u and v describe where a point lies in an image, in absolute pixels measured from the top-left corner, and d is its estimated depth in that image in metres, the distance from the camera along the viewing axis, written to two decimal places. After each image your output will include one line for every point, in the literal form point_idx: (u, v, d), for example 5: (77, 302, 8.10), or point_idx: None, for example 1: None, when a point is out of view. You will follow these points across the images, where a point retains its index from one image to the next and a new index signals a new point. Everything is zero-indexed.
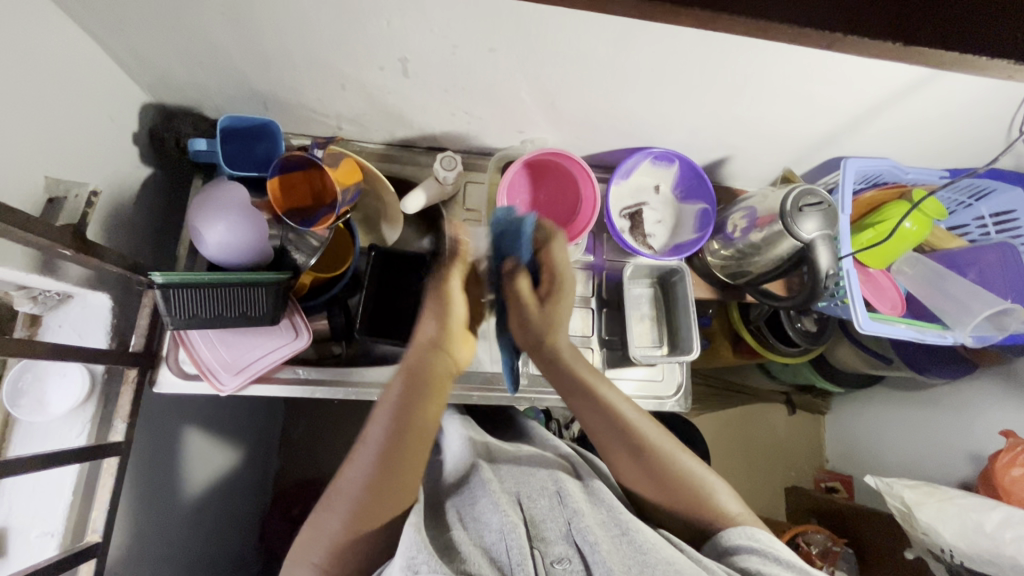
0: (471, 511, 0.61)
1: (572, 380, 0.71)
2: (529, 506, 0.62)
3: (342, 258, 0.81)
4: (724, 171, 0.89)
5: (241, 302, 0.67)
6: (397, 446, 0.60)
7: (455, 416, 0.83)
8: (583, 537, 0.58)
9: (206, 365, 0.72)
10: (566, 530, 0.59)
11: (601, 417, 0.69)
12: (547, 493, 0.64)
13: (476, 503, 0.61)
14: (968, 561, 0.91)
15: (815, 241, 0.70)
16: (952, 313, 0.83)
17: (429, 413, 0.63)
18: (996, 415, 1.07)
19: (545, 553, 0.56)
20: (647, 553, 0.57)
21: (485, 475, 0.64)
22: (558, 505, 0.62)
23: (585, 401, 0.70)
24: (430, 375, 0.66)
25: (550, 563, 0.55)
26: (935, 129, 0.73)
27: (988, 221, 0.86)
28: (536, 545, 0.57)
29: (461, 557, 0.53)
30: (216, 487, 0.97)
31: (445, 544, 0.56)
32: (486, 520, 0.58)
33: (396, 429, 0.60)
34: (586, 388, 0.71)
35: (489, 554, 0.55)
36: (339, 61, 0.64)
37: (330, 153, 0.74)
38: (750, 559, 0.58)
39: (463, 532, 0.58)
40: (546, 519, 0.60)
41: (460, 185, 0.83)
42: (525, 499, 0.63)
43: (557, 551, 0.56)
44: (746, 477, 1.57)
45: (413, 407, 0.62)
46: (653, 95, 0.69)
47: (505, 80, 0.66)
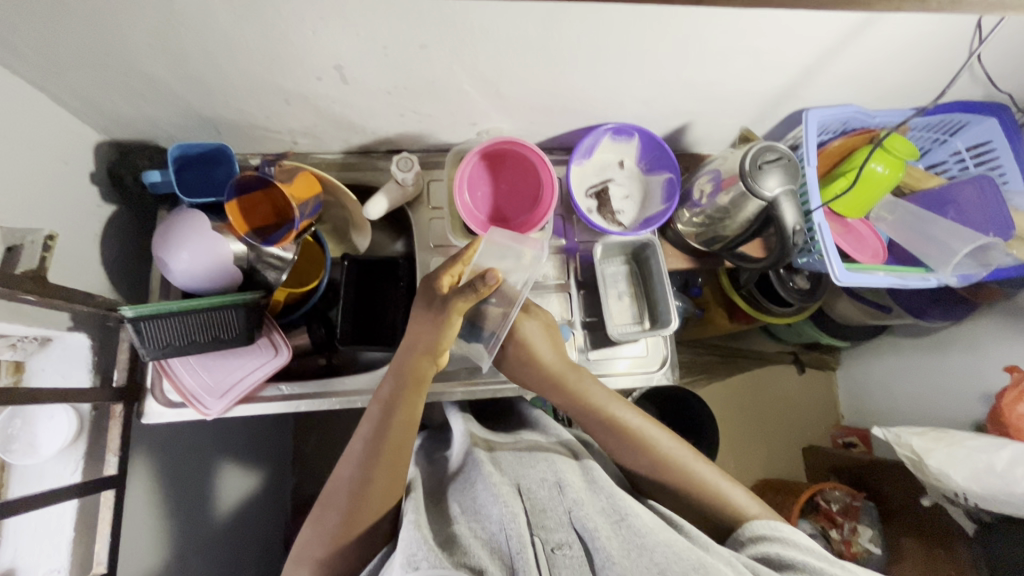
0: (474, 505, 0.61)
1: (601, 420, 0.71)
2: (529, 496, 0.61)
3: (315, 270, 0.82)
4: (689, 138, 0.87)
5: (211, 326, 0.67)
6: (385, 444, 0.64)
7: (453, 412, 0.84)
8: (582, 525, 0.57)
9: (190, 391, 0.71)
10: (566, 518, 0.58)
11: (604, 428, 0.71)
12: (547, 483, 0.63)
13: (478, 498, 0.61)
14: (982, 502, 0.90)
15: (778, 198, 0.69)
16: (936, 256, 0.82)
17: (414, 412, 0.67)
18: (1005, 351, 1.05)
19: (545, 541, 0.56)
20: (646, 536, 0.56)
21: (486, 468, 0.64)
22: (557, 495, 0.61)
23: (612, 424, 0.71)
24: (417, 375, 0.68)
25: (551, 550, 0.55)
26: (894, 66, 0.70)
27: (965, 155, 0.86)
28: (535, 534, 0.56)
29: (461, 551, 0.54)
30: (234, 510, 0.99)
31: (448, 539, 0.56)
32: (487, 512, 0.59)
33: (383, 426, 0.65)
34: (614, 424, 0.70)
35: (492, 544, 0.56)
36: (276, 75, 0.64)
37: (282, 169, 0.72)
38: (772, 545, 0.58)
39: (466, 521, 0.59)
40: (546, 508, 0.59)
41: (421, 185, 0.83)
42: (525, 489, 0.62)
43: (556, 538, 0.56)
44: (762, 441, 1.56)
45: (399, 407, 0.66)
46: (597, 71, 0.67)
47: (444, 75, 0.66)
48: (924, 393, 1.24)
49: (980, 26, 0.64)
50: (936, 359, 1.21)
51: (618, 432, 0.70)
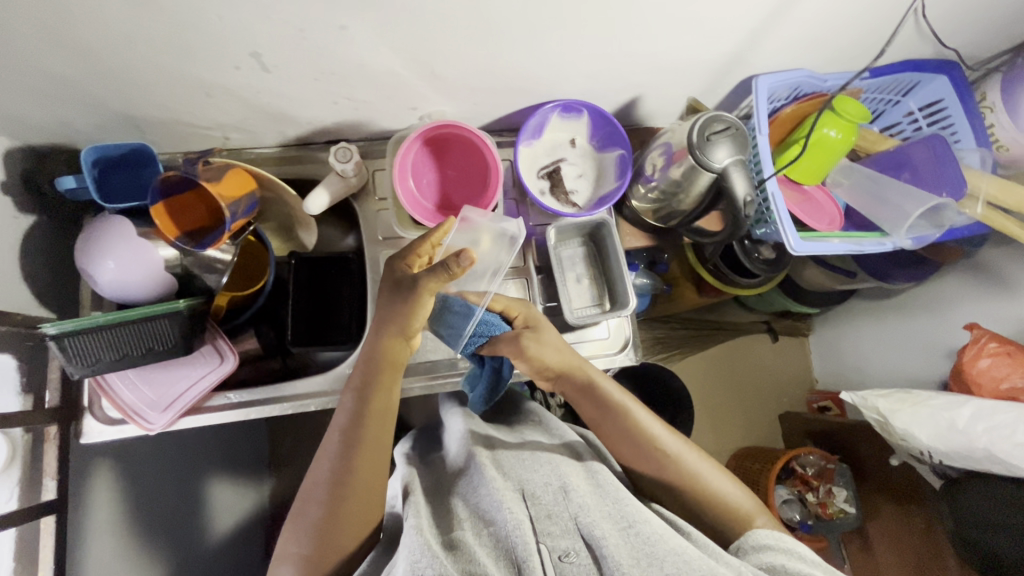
0: (478, 509, 0.60)
1: (609, 408, 0.70)
2: (534, 503, 0.60)
3: (260, 272, 0.78)
4: (641, 112, 0.85)
5: (145, 338, 0.64)
6: (362, 431, 0.63)
7: (453, 411, 0.82)
8: (588, 532, 0.56)
9: (129, 406, 0.68)
10: (573, 525, 0.57)
11: (614, 421, 0.70)
12: (553, 488, 0.61)
13: (482, 503, 0.60)
14: (946, 459, 0.92)
15: (727, 168, 0.67)
16: (889, 219, 0.80)
17: (389, 395, 0.66)
18: (969, 309, 1.06)
19: (551, 549, 0.55)
20: (655, 544, 0.55)
21: (487, 472, 0.63)
22: (562, 500, 0.60)
23: (619, 414, 0.70)
24: (389, 359, 0.65)
25: (559, 559, 0.55)
26: (839, 25, 0.68)
27: (918, 116, 0.84)
28: (540, 542, 0.56)
29: (467, 559, 0.53)
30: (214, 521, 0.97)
31: (450, 543, 0.56)
32: (491, 516, 0.58)
33: (358, 413, 0.64)
34: (620, 413, 0.70)
35: (498, 551, 0.55)
36: (191, 66, 0.59)
37: (214, 167, 0.68)
38: (777, 555, 0.57)
39: (471, 527, 0.58)
40: (552, 513, 0.59)
41: (365, 175, 0.79)
42: (530, 496, 0.61)
43: (562, 546, 0.56)
44: (740, 411, 1.58)
45: (372, 393, 0.65)
46: (535, 45, 0.64)
47: (372, 58, 0.62)
48: (892, 354, 1.25)
49: None
50: (903, 320, 1.23)
51: (624, 423, 0.69)
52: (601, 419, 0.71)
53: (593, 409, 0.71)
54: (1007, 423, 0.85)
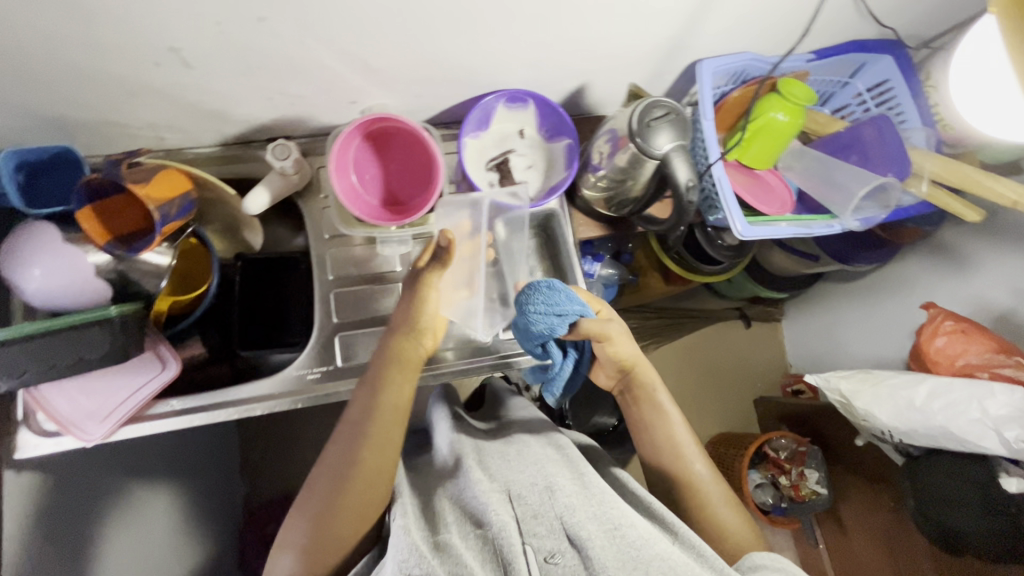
0: (466, 509, 0.59)
1: (653, 413, 0.71)
2: (520, 504, 0.58)
3: (203, 275, 0.77)
4: (589, 100, 0.84)
5: (74, 347, 0.61)
6: (369, 423, 0.61)
7: (441, 410, 0.81)
8: (574, 533, 0.55)
9: (63, 418, 0.65)
10: (559, 525, 0.56)
11: (652, 425, 0.71)
12: (537, 487, 0.60)
13: (470, 503, 0.59)
14: (907, 439, 0.88)
15: (669, 154, 0.66)
16: (836, 201, 0.81)
17: (402, 390, 0.64)
18: (928, 288, 1.07)
19: (538, 550, 0.55)
20: (640, 548, 0.54)
21: (474, 474, 0.62)
22: (548, 499, 0.58)
23: (660, 421, 0.70)
24: (403, 355, 0.67)
25: (544, 559, 0.54)
26: (777, 6, 0.68)
27: (865, 97, 0.85)
28: (526, 543, 0.55)
29: (454, 560, 0.52)
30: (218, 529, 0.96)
31: (439, 545, 0.54)
32: (482, 516, 0.57)
33: (369, 405, 0.62)
34: (663, 421, 0.70)
35: (485, 552, 0.54)
36: (107, 64, 0.57)
37: (147, 167, 0.65)
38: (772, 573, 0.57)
39: (458, 528, 0.57)
40: (537, 514, 0.57)
41: (308, 172, 0.78)
42: (516, 496, 0.59)
43: (548, 547, 0.55)
44: (716, 398, 1.59)
45: (384, 386, 0.63)
46: (468, 34, 0.63)
47: (299, 51, 0.60)
48: (858, 336, 1.26)
49: None
50: (867, 302, 1.24)
51: (660, 428, 0.70)
52: (637, 421, 0.72)
53: (639, 411, 0.72)
54: (962, 399, 0.82)
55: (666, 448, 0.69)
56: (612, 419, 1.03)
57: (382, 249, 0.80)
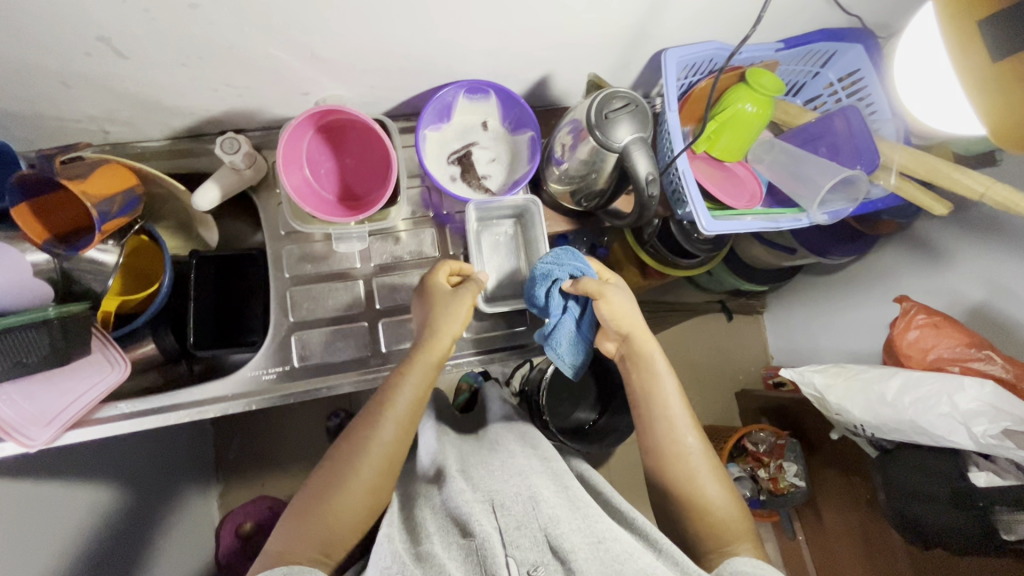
0: (450, 518, 0.58)
1: (649, 389, 0.66)
2: (504, 514, 0.57)
3: (155, 272, 0.74)
4: (553, 91, 0.82)
5: (12, 350, 0.58)
6: (393, 407, 0.61)
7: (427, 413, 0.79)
8: (557, 544, 0.53)
9: (7, 423, 0.61)
10: (542, 536, 0.54)
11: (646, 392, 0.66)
12: (521, 497, 0.58)
13: (454, 509, 0.58)
14: (878, 432, 0.87)
15: (629, 147, 0.64)
16: (805, 195, 0.78)
17: (426, 381, 0.64)
18: (904, 281, 1.06)
19: (518, 562, 0.52)
20: (624, 563, 0.51)
21: (456, 483, 0.60)
22: (532, 510, 0.57)
23: (656, 392, 0.66)
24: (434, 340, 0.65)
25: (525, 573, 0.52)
26: None
27: (837, 88, 0.83)
28: (507, 555, 0.53)
29: (435, 566, 0.51)
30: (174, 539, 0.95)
31: (422, 556, 0.53)
32: (467, 522, 0.55)
33: (391, 390, 0.62)
34: (657, 392, 0.66)
35: (468, 561, 0.53)
36: (33, 54, 0.54)
37: (88, 162, 0.63)
38: None
39: (441, 538, 0.55)
40: (519, 525, 0.55)
41: (263, 167, 0.75)
42: (500, 505, 0.58)
43: (530, 559, 0.53)
44: (698, 391, 1.58)
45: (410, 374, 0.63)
46: (418, 22, 0.60)
47: (240, 40, 0.57)
48: (836, 329, 1.26)
49: None
50: (845, 294, 1.23)
51: (654, 396, 0.66)
52: (637, 390, 0.67)
53: (641, 383, 0.67)
54: (931, 394, 0.81)
55: (664, 426, 0.65)
56: (590, 415, 1.02)
57: (337, 246, 0.76)
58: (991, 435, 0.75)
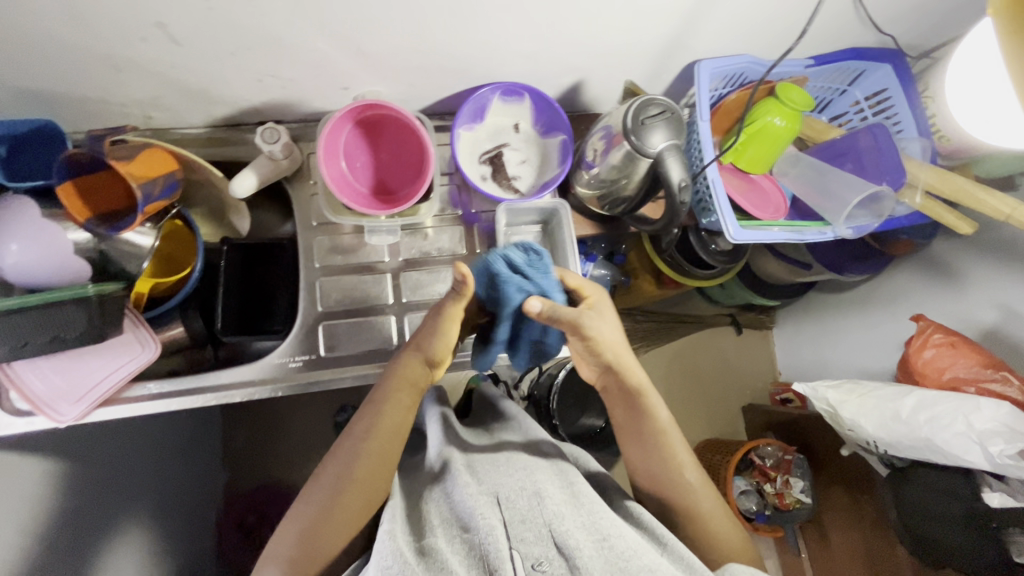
0: (453, 513, 0.57)
1: (638, 413, 0.67)
2: (507, 507, 0.56)
3: (187, 257, 0.75)
4: (585, 97, 0.83)
5: (53, 324, 0.59)
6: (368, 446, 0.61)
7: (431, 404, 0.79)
8: (562, 541, 0.53)
9: (39, 398, 0.63)
10: (546, 532, 0.54)
11: (636, 416, 0.67)
12: (525, 492, 0.58)
13: (456, 507, 0.57)
14: (892, 450, 0.86)
15: (662, 153, 0.66)
16: (831, 209, 0.79)
17: (403, 416, 0.64)
18: (918, 301, 1.07)
19: (524, 556, 0.52)
20: (629, 559, 0.51)
21: (462, 478, 0.60)
22: (536, 505, 0.56)
23: (645, 414, 0.66)
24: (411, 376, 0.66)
25: (531, 567, 0.51)
26: (777, 8, 0.67)
27: (864, 105, 0.85)
28: (513, 547, 0.52)
29: (437, 560, 0.50)
30: (188, 530, 0.97)
31: (422, 550, 0.52)
32: (467, 520, 0.55)
33: (368, 428, 0.62)
34: (648, 417, 0.67)
35: (471, 557, 0.52)
36: (91, 37, 0.56)
37: (132, 145, 0.64)
38: None
39: (443, 533, 0.55)
40: (525, 519, 0.55)
41: (298, 158, 0.77)
42: (504, 500, 0.57)
43: (535, 553, 0.52)
44: (705, 403, 1.58)
45: (382, 412, 0.63)
46: (463, 22, 0.62)
47: (290, 32, 0.59)
48: (847, 346, 1.26)
49: None
50: (857, 312, 1.24)
51: (642, 419, 0.66)
52: (620, 417, 0.68)
53: (626, 413, 0.67)
54: (947, 413, 0.80)
55: (655, 454, 0.65)
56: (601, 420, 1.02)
57: (370, 238, 0.78)
58: (1007, 456, 0.74)
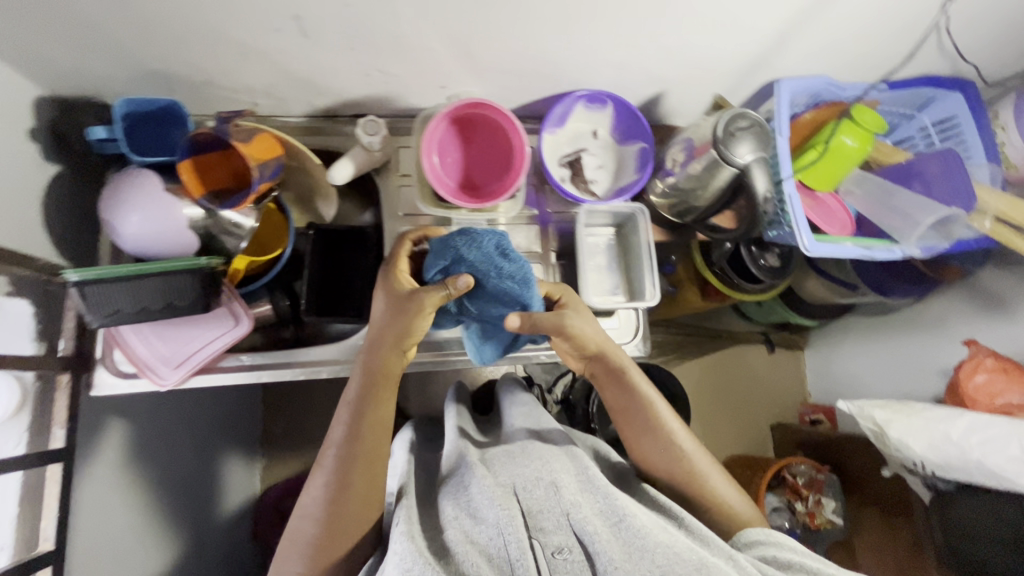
0: (468, 506, 0.57)
1: (632, 397, 0.70)
2: (526, 498, 0.57)
3: (277, 239, 0.79)
4: (662, 108, 0.86)
5: (165, 292, 0.64)
6: (359, 441, 0.63)
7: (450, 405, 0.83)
8: (581, 528, 0.55)
9: (142, 361, 0.68)
10: (565, 521, 0.55)
11: (628, 394, 0.71)
12: (542, 482, 0.58)
13: (472, 500, 0.57)
14: (940, 471, 0.85)
15: (750, 165, 0.69)
16: (899, 228, 0.82)
17: (385, 408, 0.66)
18: (964, 327, 1.08)
19: (544, 545, 0.53)
20: (644, 537, 0.54)
21: (477, 468, 0.60)
22: (553, 495, 0.57)
23: (637, 396, 0.70)
24: (385, 374, 0.66)
25: (552, 555, 0.53)
26: (864, 32, 0.70)
27: (931, 130, 0.86)
28: (534, 537, 0.54)
29: (456, 561, 0.51)
30: (221, 502, 1.00)
31: (440, 548, 0.53)
32: (482, 515, 0.55)
33: (353, 424, 0.64)
34: (642, 401, 0.70)
35: (492, 558, 0.52)
36: (229, 25, 0.60)
37: (240, 129, 0.69)
38: (768, 548, 0.59)
39: (456, 522, 0.55)
40: (542, 509, 0.56)
41: (390, 151, 0.80)
42: (520, 489, 0.58)
43: (556, 541, 0.54)
44: (733, 419, 1.59)
45: (367, 407, 0.65)
46: (567, 31, 0.65)
47: (409, 31, 0.63)
48: (885, 369, 1.27)
49: None
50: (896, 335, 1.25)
51: (636, 400, 0.70)
52: (613, 399, 0.72)
53: (619, 395, 0.72)
54: (1001, 436, 0.79)
55: (649, 433, 0.69)
56: None
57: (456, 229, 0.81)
58: None
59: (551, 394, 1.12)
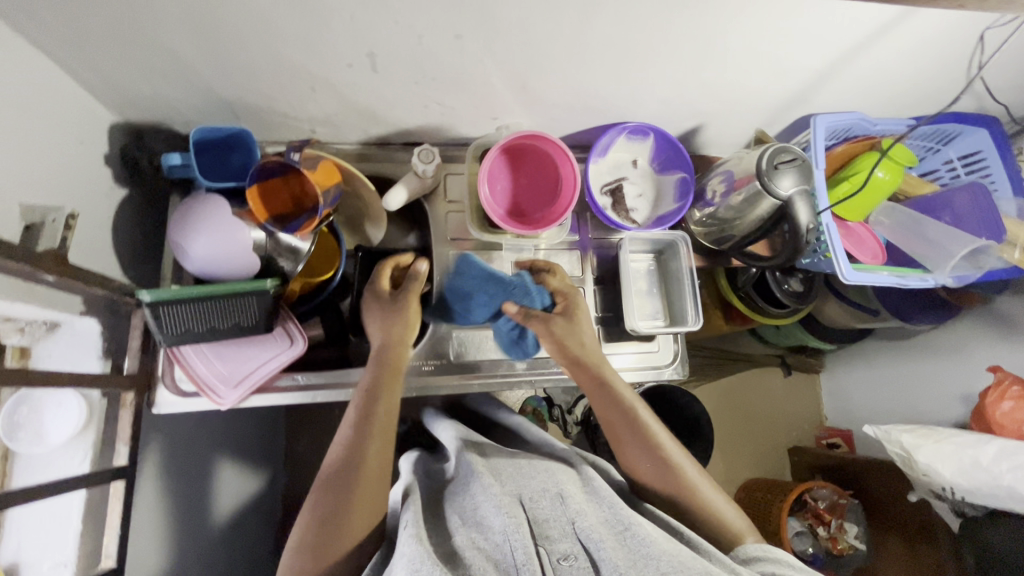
0: (474, 518, 0.58)
1: (620, 408, 0.70)
2: (532, 507, 0.59)
3: (330, 262, 0.80)
4: (699, 139, 0.90)
5: (233, 312, 0.66)
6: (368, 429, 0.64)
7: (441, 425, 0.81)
8: (586, 535, 0.56)
9: (203, 380, 0.70)
10: (571, 529, 0.57)
11: (612, 405, 0.71)
12: (549, 493, 0.61)
13: (479, 511, 0.58)
14: (970, 496, 0.86)
15: (793, 198, 0.71)
16: (932, 258, 0.85)
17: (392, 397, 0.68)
18: (984, 353, 1.10)
19: (550, 552, 0.54)
20: (649, 546, 0.54)
21: (485, 479, 0.61)
22: (559, 505, 0.59)
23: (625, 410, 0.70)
24: (394, 361, 0.71)
25: (557, 561, 0.53)
26: (900, 73, 0.74)
27: (956, 164, 0.91)
28: (540, 544, 0.54)
29: (464, 564, 0.51)
30: (248, 520, 1.00)
31: (448, 553, 0.53)
32: (489, 522, 0.56)
33: (362, 415, 0.65)
34: (630, 412, 0.70)
35: (498, 562, 0.52)
36: (305, 60, 0.63)
37: (305, 157, 0.73)
38: (769, 565, 0.58)
39: (463, 534, 0.56)
40: (549, 518, 0.58)
41: (439, 177, 0.84)
42: (527, 500, 0.60)
43: (562, 549, 0.54)
44: (750, 441, 1.59)
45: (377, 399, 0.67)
46: (621, 68, 0.69)
47: (473, 67, 0.66)
48: (905, 393, 1.29)
49: (983, 38, 0.69)
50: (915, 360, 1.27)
51: (625, 416, 0.70)
52: (603, 412, 0.71)
53: (604, 404, 0.71)
54: None
55: (640, 446, 0.68)
56: None
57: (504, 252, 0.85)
58: None
59: (573, 414, 1.13)
